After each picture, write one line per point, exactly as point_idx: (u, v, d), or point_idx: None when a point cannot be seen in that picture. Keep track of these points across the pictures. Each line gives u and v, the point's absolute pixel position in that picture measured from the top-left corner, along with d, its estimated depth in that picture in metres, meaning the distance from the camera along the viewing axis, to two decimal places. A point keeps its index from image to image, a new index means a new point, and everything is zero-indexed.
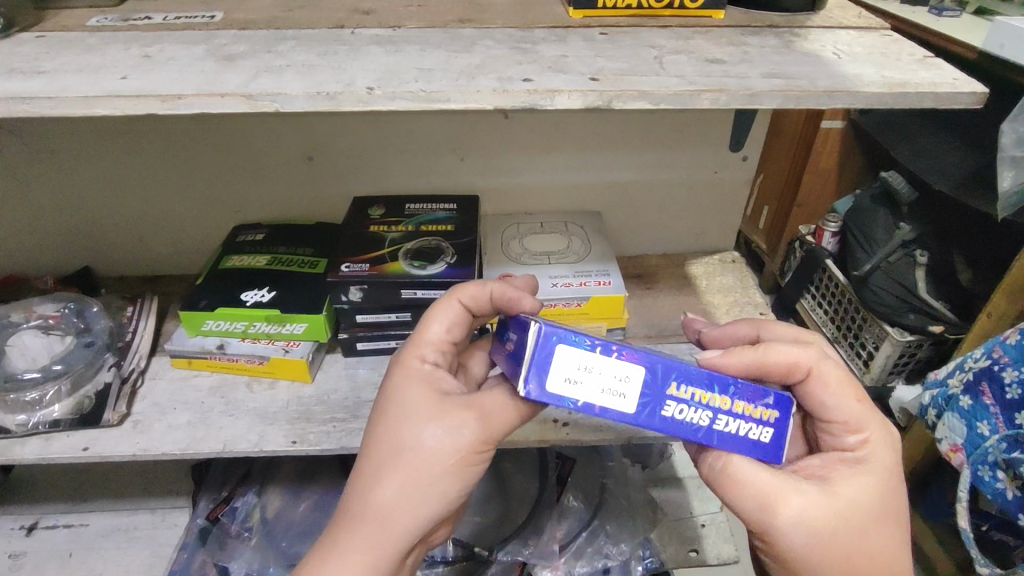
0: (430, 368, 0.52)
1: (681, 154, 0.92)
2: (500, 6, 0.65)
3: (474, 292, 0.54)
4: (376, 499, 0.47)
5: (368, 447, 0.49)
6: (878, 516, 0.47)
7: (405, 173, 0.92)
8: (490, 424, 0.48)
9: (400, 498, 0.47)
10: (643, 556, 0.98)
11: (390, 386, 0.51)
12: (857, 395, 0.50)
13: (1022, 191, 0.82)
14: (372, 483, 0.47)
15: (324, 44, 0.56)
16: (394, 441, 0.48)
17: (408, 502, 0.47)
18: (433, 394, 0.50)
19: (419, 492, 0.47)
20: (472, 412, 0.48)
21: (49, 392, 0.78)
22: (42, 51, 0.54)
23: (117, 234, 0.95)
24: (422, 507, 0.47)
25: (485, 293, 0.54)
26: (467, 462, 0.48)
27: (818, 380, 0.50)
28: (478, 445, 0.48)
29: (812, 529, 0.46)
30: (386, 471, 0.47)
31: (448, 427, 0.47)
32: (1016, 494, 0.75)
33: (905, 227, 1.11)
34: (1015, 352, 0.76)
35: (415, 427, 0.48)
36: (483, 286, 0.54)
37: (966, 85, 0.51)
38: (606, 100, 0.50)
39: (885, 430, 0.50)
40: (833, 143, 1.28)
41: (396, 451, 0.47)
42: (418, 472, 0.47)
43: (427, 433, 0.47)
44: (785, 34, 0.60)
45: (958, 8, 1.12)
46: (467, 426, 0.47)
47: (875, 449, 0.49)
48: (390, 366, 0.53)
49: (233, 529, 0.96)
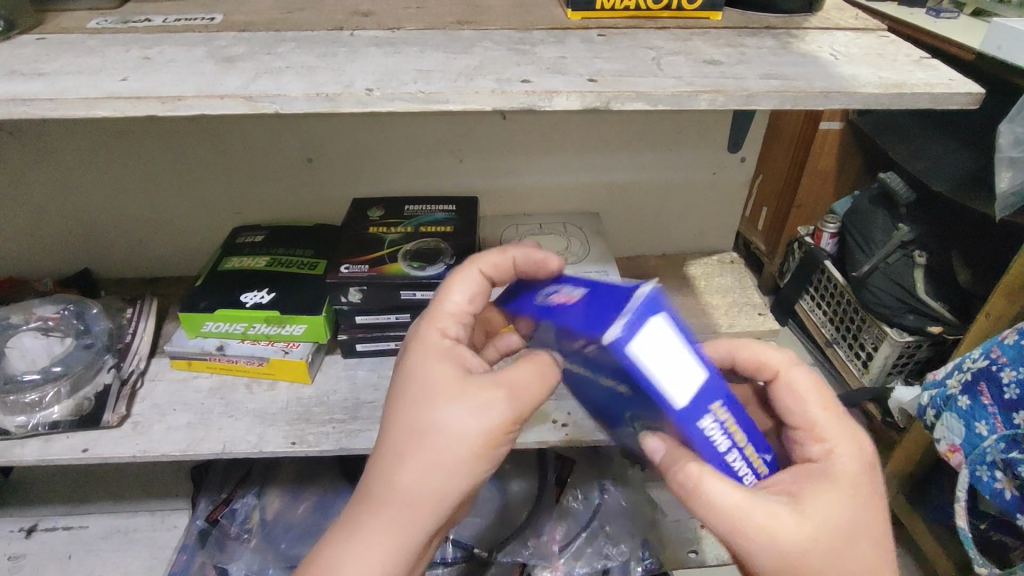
0: (450, 342, 0.50)
1: (680, 155, 0.92)
2: (500, 7, 0.65)
3: (495, 261, 0.54)
4: (400, 482, 0.45)
5: (388, 428, 0.47)
6: (851, 534, 0.44)
7: (405, 174, 0.92)
8: (521, 400, 0.46)
9: (426, 480, 0.45)
10: (644, 557, 0.97)
11: (408, 363, 0.48)
12: (822, 403, 0.50)
13: (1020, 192, 0.83)
14: (395, 466, 0.45)
15: (323, 46, 0.56)
16: (417, 422, 0.45)
17: (436, 485, 0.45)
18: (455, 371, 0.47)
19: (446, 475, 0.45)
20: (500, 390, 0.46)
21: (49, 394, 0.77)
22: (42, 53, 0.54)
23: (117, 235, 0.95)
24: (451, 489, 0.45)
25: (506, 261, 0.55)
26: (496, 443, 0.46)
27: (785, 384, 0.51)
28: (507, 425, 0.45)
29: (781, 542, 0.43)
30: (410, 454, 0.45)
31: (476, 410, 0.45)
32: (1015, 494, 0.76)
33: (903, 228, 1.13)
34: (1013, 352, 0.76)
35: (439, 408, 0.45)
36: (503, 254, 0.55)
37: (963, 86, 0.52)
38: (604, 101, 0.50)
39: (850, 441, 0.49)
40: (832, 143, 1.28)
41: (420, 433, 0.45)
42: (444, 457, 0.44)
43: (453, 414, 0.45)
44: (782, 35, 0.60)
45: (956, 9, 1.12)
46: (495, 405, 0.45)
47: (840, 461, 0.48)
48: (407, 340, 0.51)
49: (233, 530, 0.96)
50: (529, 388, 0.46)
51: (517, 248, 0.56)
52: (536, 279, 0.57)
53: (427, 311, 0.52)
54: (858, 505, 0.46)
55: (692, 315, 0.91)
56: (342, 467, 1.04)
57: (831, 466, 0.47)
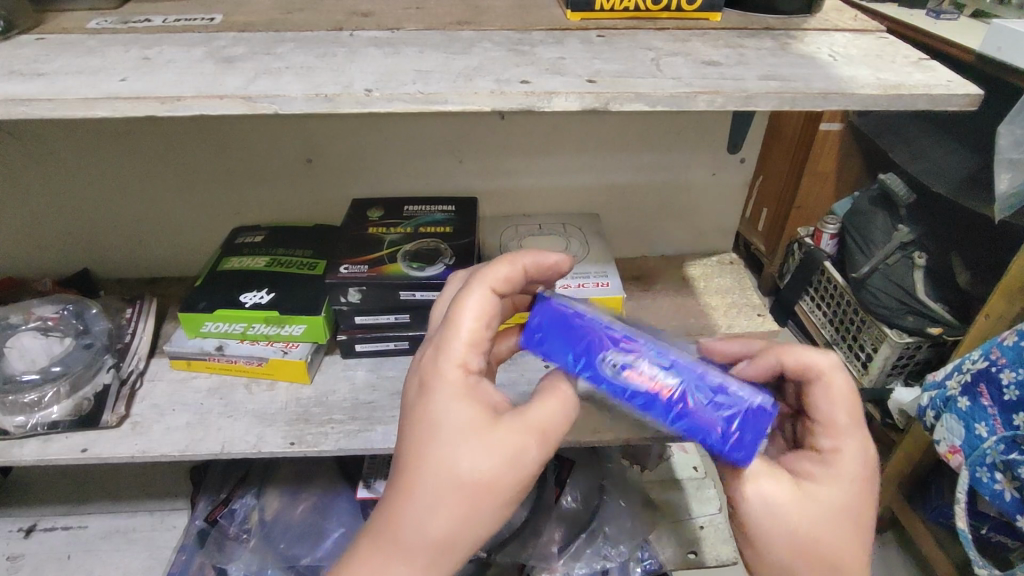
0: (474, 378, 0.48)
1: (679, 156, 0.92)
2: (500, 8, 0.65)
3: (507, 275, 0.51)
4: (431, 529, 0.45)
5: (411, 473, 0.45)
6: (834, 520, 0.47)
7: (405, 175, 0.92)
8: (550, 440, 0.47)
9: (454, 526, 0.45)
10: (642, 557, 0.98)
11: (432, 401, 0.47)
12: (850, 407, 0.50)
13: (1018, 193, 0.83)
14: (424, 513, 0.45)
15: (322, 46, 0.56)
16: (449, 470, 0.45)
17: (464, 528, 0.45)
18: (484, 413, 0.46)
19: (477, 519, 0.45)
20: (531, 434, 0.46)
21: (48, 394, 0.77)
22: (42, 53, 0.54)
23: (117, 235, 0.95)
24: (477, 531, 0.46)
25: (516, 271, 0.52)
26: (523, 485, 0.46)
27: (824, 385, 0.51)
28: (535, 467, 0.46)
29: (771, 513, 0.47)
30: (440, 503, 0.45)
31: (509, 457, 0.45)
32: (1014, 496, 0.75)
33: (904, 229, 1.13)
34: (1012, 354, 0.75)
35: (471, 457, 0.45)
36: (512, 265, 0.52)
37: (961, 88, 0.52)
38: (603, 102, 0.50)
39: (862, 444, 0.49)
40: (832, 145, 1.28)
41: (449, 478, 0.45)
42: (477, 502, 0.45)
43: (485, 460, 0.44)
44: (781, 36, 0.60)
45: (955, 11, 1.12)
46: (528, 449, 0.46)
47: (846, 458, 0.49)
48: (426, 377, 0.48)
49: (232, 531, 0.96)
50: (556, 426, 0.47)
51: (524, 255, 0.54)
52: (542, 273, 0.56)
53: (443, 336, 0.48)
54: (851, 503, 0.48)
55: (691, 316, 0.91)
56: (340, 467, 1.04)
57: (841, 469, 0.48)
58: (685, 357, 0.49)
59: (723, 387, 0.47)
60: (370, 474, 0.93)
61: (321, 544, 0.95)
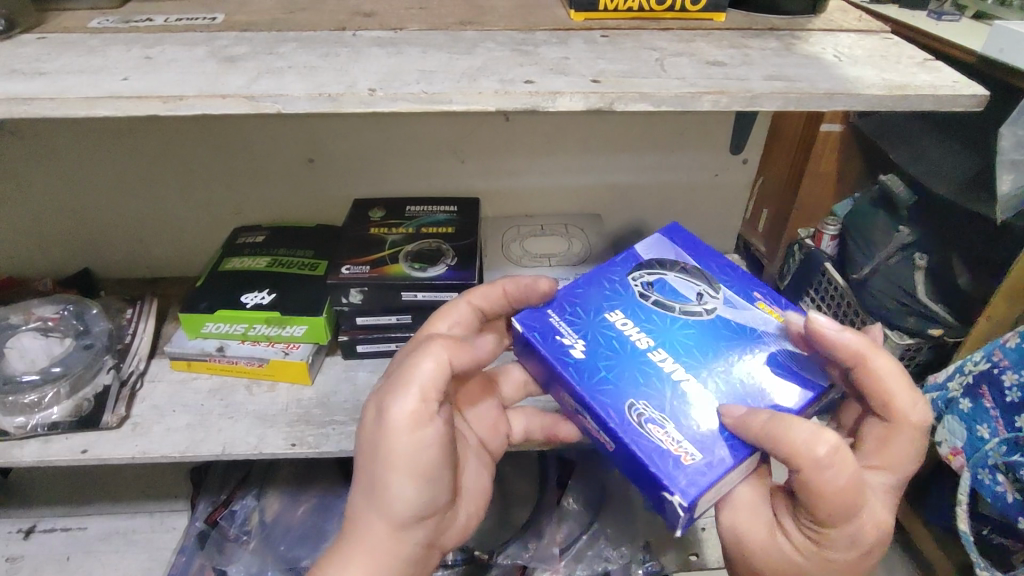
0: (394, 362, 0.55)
1: (681, 157, 0.92)
2: (502, 8, 0.65)
3: (483, 293, 0.60)
4: (355, 501, 0.50)
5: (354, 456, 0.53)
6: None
7: (407, 176, 0.92)
8: (411, 388, 0.48)
9: (367, 502, 0.49)
10: (644, 560, 0.96)
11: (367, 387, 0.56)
12: (838, 510, 0.45)
13: (1020, 194, 0.83)
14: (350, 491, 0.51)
15: (325, 46, 0.56)
16: (359, 440, 0.51)
17: (371, 496, 0.49)
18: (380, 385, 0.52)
19: (375, 482, 0.48)
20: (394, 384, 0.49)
21: (48, 395, 0.77)
22: (43, 52, 0.53)
23: (117, 235, 0.95)
24: (390, 502, 0.48)
25: (495, 290, 0.60)
26: (408, 440, 0.48)
27: (808, 483, 0.45)
28: (407, 416, 0.48)
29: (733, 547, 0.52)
30: (357, 485, 0.50)
31: (380, 411, 0.49)
32: (1016, 497, 0.75)
33: (904, 232, 1.12)
34: (1015, 355, 0.75)
35: (366, 422, 0.50)
36: (492, 286, 0.60)
37: (967, 88, 0.51)
38: (607, 102, 0.50)
39: (848, 534, 0.47)
40: (834, 146, 1.30)
41: (357, 445, 0.51)
42: (372, 465, 0.48)
43: (371, 420, 0.49)
44: (786, 37, 0.60)
45: (957, 12, 1.12)
46: (387, 398, 0.48)
47: (828, 541, 0.47)
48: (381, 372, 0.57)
49: (232, 532, 0.96)
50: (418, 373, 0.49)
51: (505, 279, 0.61)
52: (529, 301, 0.60)
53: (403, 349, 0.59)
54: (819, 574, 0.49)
55: None
56: (341, 469, 1.03)
57: (819, 546, 0.48)
58: (641, 416, 0.50)
59: (655, 461, 0.47)
60: None
61: (321, 545, 0.95)
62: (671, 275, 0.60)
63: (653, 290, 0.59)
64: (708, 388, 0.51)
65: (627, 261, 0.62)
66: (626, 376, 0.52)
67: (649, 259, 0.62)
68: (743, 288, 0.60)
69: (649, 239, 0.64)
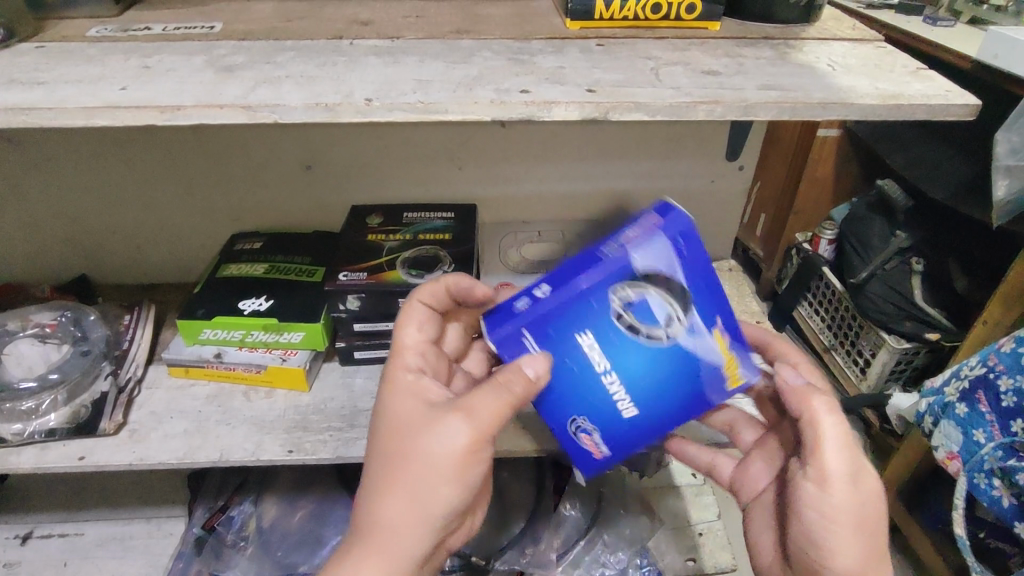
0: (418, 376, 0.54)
1: (678, 163, 0.93)
2: (499, 17, 0.65)
3: (430, 292, 0.62)
4: (380, 511, 0.49)
5: (370, 463, 0.51)
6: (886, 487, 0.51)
7: (404, 183, 0.92)
8: (478, 420, 0.48)
9: (403, 508, 0.48)
10: (641, 564, 0.97)
11: (386, 399, 0.54)
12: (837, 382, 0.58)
13: (1017, 199, 0.83)
14: (374, 499, 0.49)
15: (321, 55, 0.56)
16: (394, 452, 0.49)
17: (410, 510, 0.48)
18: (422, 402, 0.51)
19: (421, 497, 0.48)
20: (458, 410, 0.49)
21: (46, 401, 0.77)
22: (41, 61, 0.54)
23: (115, 242, 0.95)
24: (433, 512, 0.48)
25: (439, 289, 0.62)
26: (465, 464, 0.48)
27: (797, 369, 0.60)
28: (471, 444, 0.48)
29: (847, 527, 0.48)
30: (383, 487, 0.49)
31: (440, 433, 0.48)
32: (1012, 502, 0.76)
33: (901, 236, 1.12)
34: (1010, 360, 0.76)
35: (411, 438, 0.49)
36: (436, 285, 0.62)
37: (959, 97, 0.52)
38: (602, 112, 0.50)
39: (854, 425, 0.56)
40: (829, 152, 1.31)
41: (392, 459, 0.49)
42: (420, 480, 0.48)
43: (427, 438, 0.48)
44: (780, 46, 0.61)
45: (952, 18, 1.13)
46: (452, 423, 0.48)
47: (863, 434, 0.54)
48: (382, 380, 0.56)
49: (229, 538, 0.96)
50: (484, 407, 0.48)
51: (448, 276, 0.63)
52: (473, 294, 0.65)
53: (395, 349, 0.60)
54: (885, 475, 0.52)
55: None
56: (339, 475, 1.03)
57: None
58: (579, 428, 0.49)
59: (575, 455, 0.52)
60: None
61: (319, 551, 0.95)
62: (653, 292, 0.45)
63: (630, 310, 0.46)
64: (638, 407, 0.47)
65: (611, 262, 0.46)
66: (569, 395, 0.48)
67: (638, 265, 0.45)
68: (709, 306, 0.46)
69: (648, 234, 0.45)
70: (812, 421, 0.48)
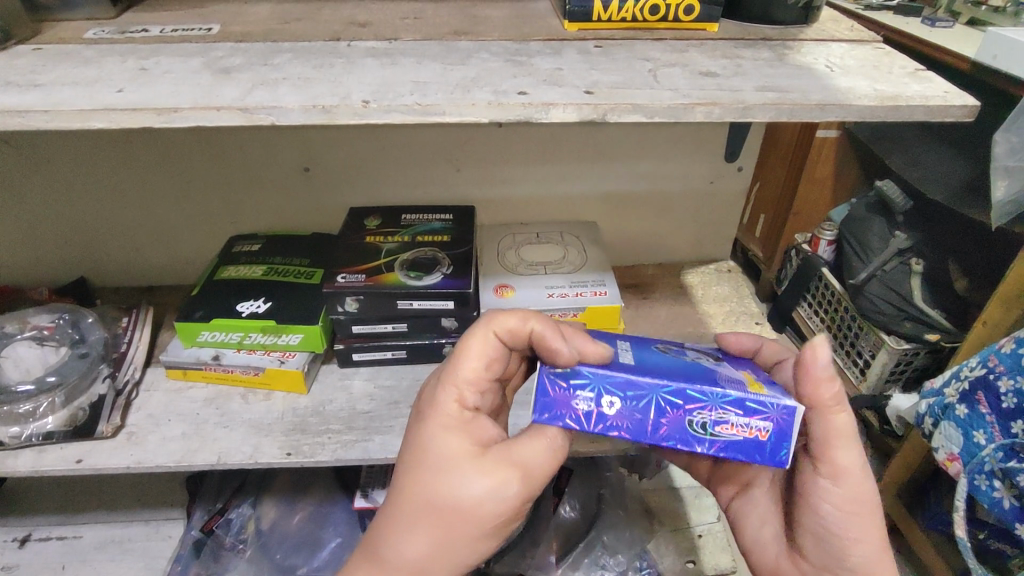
0: (467, 414, 0.51)
1: (676, 165, 0.92)
2: (497, 18, 0.65)
3: (512, 327, 0.52)
4: (409, 548, 0.48)
5: (399, 494, 0.49)
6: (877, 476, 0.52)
7: (402, 185, 0.92)
8: (531, 479, 0.49)
9: (435, 549, 0.48)
10: (641, 567, 0.97)
11: (427, 431, 0.50)
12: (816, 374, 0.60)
13: (1016, 201, 0.82)
14: (404, 535, 0.48)
15: (319, 57, 0.56)
16: (436, 497, 0.48)
17: (441, 552, 0.48)
18: (472, 447, 0.49)
19: (456, 543, 0.48)
20: (513, 468, 0.48)
21: (43, 404, 0.77)
22: (37, 64, 0.53)
23: (113, 244, 0.95)
24: (463, 556, 0.49)
25: (524, 329, 0.52)
26: (506, 517, 0.49)
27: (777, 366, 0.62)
28: (519, 502, 0.49)
29: (858, 517, 0.50)
30: (419, 525, 0.48)
31: (491, 488, 0.48)
32: (1013, 503, 0.76)
33: (899, 236, 1.12)
34: (1010, 361, 0.76)
35: (457, 485, 0.48)
36: (522, 323, 0.52)
37: (957, 99, 0.52)
38: (601, 114, 0.50)
39: None
40: (829, 152, 1.31)
41: (432, 502, 0.48)
42: (460, 528, 0.48)
43: (476, 491, 0.47)
44: (778, 47, 0.61)
45: (950, 19, 1.13)
46: (508, 483, 0.48)
47: None
48: (423, 402, 0.52)
49: (228, 541, 0.96)
50: (538, 467, 0.48)
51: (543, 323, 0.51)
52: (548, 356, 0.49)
53: (446, 372, 0.52)
54: None
55: (689, 324, 0.91)
56: (338, 477, 1.03)
57: None
58: None
59: None
60: (367, 483, 0.93)
61: (317, 553, 0.95)
62: None
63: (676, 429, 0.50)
64: None
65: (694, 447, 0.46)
66: None
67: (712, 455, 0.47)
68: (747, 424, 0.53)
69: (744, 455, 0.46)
70: (822, 416, 0.48)
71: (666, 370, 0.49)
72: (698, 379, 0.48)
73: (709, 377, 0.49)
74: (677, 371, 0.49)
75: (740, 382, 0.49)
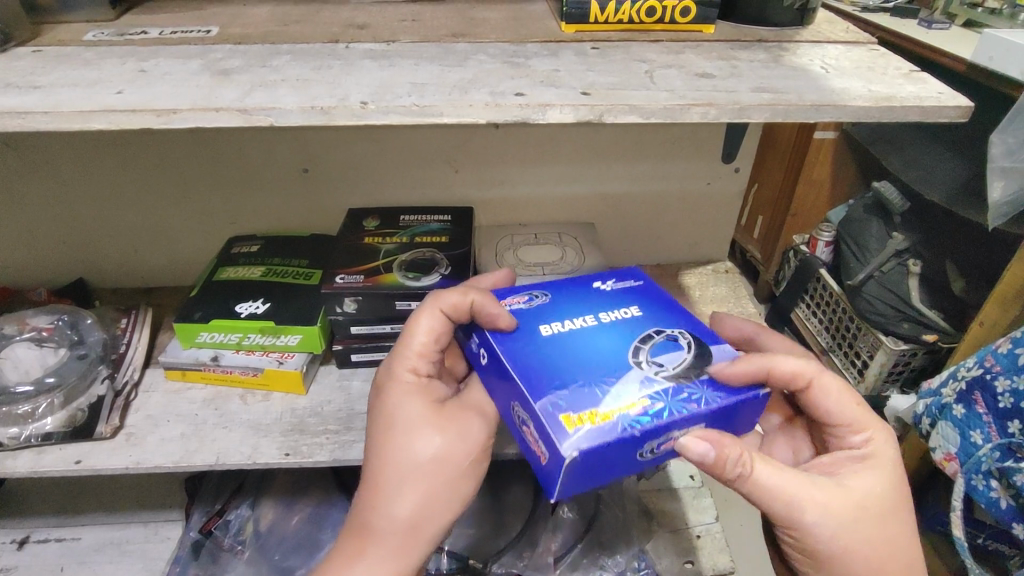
0: (423, 380, 0.57)
1: (674, 167, 0.93)
2: (495, 20, 0.66)
3: (454, 301, 0.56)
4: (400, 512, 0.50)
5: (376, 467, 0.52)
6: (891, 509, 0.52)
7: (401, 187, 0.93)
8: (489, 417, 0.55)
9: (422, 509, 0.51)
10: (638, 567, 0.98)
11: (391, 402, 0.54)
12: (855, 399, 0.56)
13: (1011, 202, 0.83)
14: (392, 501, 0.51)
15: (317, 58, 0.56)
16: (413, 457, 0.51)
17: (430, 509, 0.51)
18: (433, 406, 0.55)
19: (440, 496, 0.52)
20: (471, 411, 0.55)
21: (41, 405, 0.77)
22: (37, 65, 0.54)
23: (111, 246, 0.95)
24: (448, 511, 0.52)
25: (465, 301, 0.56)
26: (476, 461, 0.54)
27: (818, 389, 0.56)
28: (485, 441, 0.54)
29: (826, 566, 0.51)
30: (406, 486, 0.51)
31: (458, 433, 0.53)
32: (1010, 503, 0.75)
33: (898, 236, 1.13)
34: (1007, 361, 0.76)
35: (427, 442, 0.52)
36: (462, 295, 0.56)
37: (952, 99, 0.52)
38: (597, 114, 0.50)
39: (885, 428, 0.56)
40: (827, 155, 1.31)
41: (410, 464, 0.51)
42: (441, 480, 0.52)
43: (444, 442, 0.52)
44: (774, 48, 0.61)
45: (947, 20, 1.13)
46: (472, 425, 0.54)
47: (877, 446, 0.55)
48: (382, 380, 0.56)
49: (226, 542, 0.96)
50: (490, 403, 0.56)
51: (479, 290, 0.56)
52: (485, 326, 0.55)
53: (398, 346, 0.57)
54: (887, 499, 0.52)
55: None
56: (337, 478, 1.03)
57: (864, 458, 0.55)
58: None
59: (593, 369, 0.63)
60: None
61: (315, 554, 0.95)
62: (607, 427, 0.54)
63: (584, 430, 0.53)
64: None
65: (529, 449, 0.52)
66: None
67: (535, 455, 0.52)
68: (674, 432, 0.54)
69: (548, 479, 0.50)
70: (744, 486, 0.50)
71: (572, 355, 0.52)
72: (538, 379, 0.50)
73: (559, 380, 0.50)
74: (562, 363, 0.51)
75: (573, 407, 0.47)
